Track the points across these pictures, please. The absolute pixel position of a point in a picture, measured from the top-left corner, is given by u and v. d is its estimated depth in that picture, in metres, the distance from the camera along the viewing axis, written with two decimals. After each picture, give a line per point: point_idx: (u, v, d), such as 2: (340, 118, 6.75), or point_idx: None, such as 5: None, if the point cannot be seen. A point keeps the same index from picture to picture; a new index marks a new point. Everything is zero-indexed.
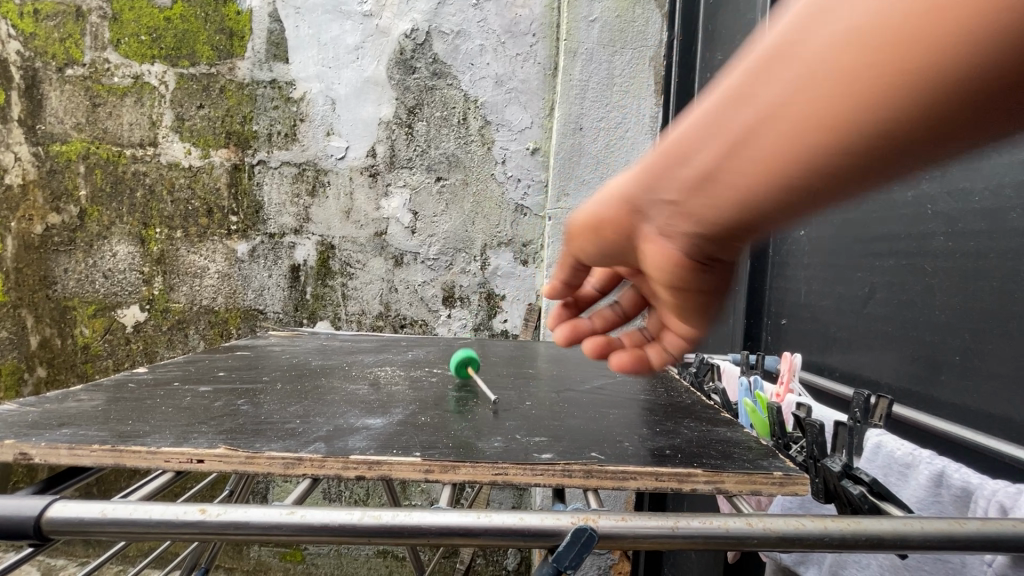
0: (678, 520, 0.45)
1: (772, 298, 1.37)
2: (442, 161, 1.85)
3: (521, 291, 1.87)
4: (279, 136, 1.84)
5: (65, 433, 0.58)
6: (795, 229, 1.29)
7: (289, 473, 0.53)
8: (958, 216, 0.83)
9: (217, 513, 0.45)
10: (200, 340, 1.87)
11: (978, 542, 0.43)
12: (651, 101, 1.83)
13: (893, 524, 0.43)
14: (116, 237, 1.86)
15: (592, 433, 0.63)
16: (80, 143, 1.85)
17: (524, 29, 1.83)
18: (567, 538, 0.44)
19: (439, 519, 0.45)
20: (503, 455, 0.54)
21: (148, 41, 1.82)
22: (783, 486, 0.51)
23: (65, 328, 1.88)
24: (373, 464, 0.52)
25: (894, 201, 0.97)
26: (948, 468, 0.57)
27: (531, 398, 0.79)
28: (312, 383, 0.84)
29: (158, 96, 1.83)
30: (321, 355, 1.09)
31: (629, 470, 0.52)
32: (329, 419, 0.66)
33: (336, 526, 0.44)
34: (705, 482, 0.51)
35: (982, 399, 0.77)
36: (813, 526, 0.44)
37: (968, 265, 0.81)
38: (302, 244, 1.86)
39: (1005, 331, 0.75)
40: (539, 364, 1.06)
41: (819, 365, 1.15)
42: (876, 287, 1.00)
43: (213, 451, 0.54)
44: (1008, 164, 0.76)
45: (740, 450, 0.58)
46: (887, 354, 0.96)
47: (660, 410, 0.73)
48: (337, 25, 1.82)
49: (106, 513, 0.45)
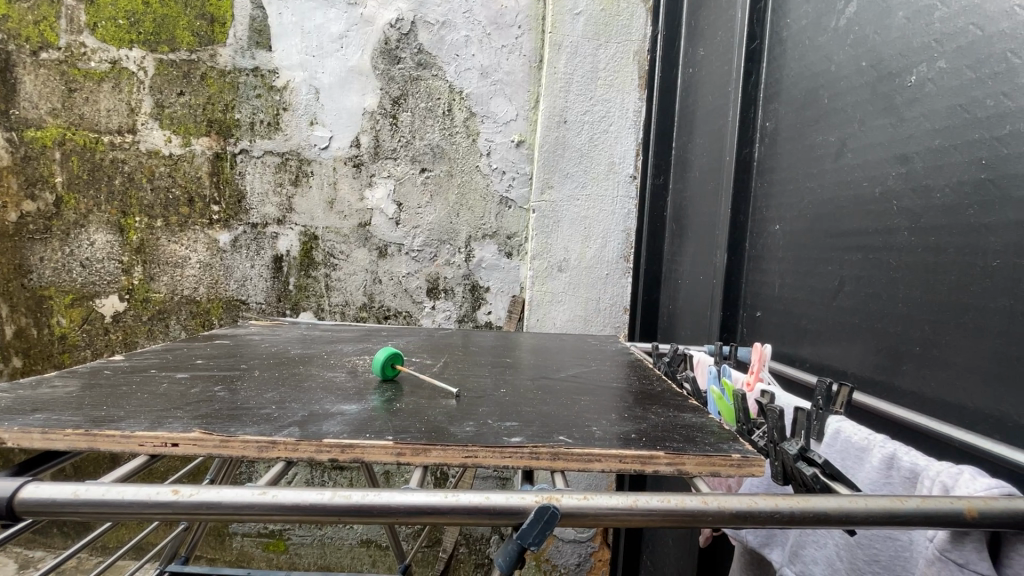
0: (637, 497, 0.48)
1: (748, 290, 1.40)
2: (427, 152, 1.85)
3: (505, 282, 1.88)
4: (261, 124, 1.83)
5: (38, 417, 0.58)
6: (770, 223, 1.32)
7: (262, 457, 0.54)
8: (921, 212, 0.86)
9: (190, 494, 0.46)
10: (181, 330, 1.86)
11: (917, 518, 0.45)
12: (634, 95, 1.85)
13: (839, 502, 0.46)
14: (93, 225, 1.83)
15: (563, 418, 0.65)
16: (55, 129, 1.81)
17: (510, 21, 1.83)
18: (531, 516, 0.46)
19: (409, 498, 0.46)
20: (473, 439, 0.56)
21: (126, 26, 1.79)
22: (740, 467, 0.53)
23: (41, 317, 1.85)
24: (345, 447, 0.54)
25: (862, 197, 1.00)
26: (899, 451, 0.60)
27: (506, 385, 0.80)
28: (291, 371, 0.84)
29: (137, 82, 1.80)
30: (302, 344, 1.10)
31: (594, 452, 0.54)
32: (305, 404, 0.66)
33: (308, 506, 0.46)
34: (667, 464, 0.53)
35: (939, 387, 0.80)
36: (765, 504, 0.46)
37: (928, 260, 0.84)
38: (285, 234, 1.85)
39: (961, 323, 0.78)
40: (517, 353, 1.08)
41: (791, 356, 1.19)
42: (845, 280, 1.03)
43: (188, 435, 0.54)
44: (967, 162, 0.79)
45: (703, 434, 0.60)
46: (854, 345, 0.99)
47: (631, 397, 0.75)
48: (321, 13, 1.80)
49: (79, 494, 0.46)
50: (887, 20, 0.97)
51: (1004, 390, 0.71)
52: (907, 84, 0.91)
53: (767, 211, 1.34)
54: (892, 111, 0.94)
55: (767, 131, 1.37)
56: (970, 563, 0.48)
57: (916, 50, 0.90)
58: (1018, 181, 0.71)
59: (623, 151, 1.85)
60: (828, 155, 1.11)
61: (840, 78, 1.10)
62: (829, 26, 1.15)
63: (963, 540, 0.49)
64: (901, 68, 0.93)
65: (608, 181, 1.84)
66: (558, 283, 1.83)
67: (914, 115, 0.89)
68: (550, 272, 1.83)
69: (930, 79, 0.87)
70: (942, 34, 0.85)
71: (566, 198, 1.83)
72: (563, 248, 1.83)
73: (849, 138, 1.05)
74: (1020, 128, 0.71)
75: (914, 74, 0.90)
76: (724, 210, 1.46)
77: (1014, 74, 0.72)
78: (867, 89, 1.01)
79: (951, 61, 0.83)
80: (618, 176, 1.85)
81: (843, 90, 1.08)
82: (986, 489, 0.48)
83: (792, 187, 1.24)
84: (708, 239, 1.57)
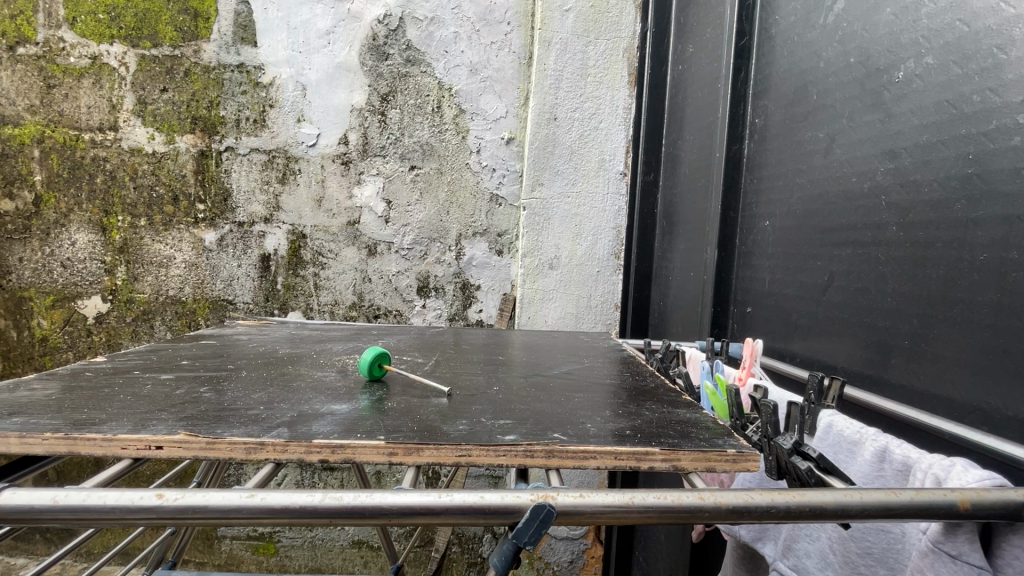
0: (633, 495, 0.47)
1: (738, 286, 1.41)
2: (417, 150, 1.83)
3: (495, 280, 1.87)
4: (247, 121, 1.80)
5: (16, 422, 0.57)
6: (760, 219, 1.33)
7: (251, 458, 0.53)
8: (909, 207, 0.87)
9: (175, 498, 0.44)
10: (167, 331, 1.82)
11: (911, 511, 0.45)
12: (624, 92, 1.84)
13: (834, 495, 0.46)
14: (74, 225, 1.79)
15: (556, 415, 0.64)
16: (34, 126, 1.77)
17: (499, 17, 1.82)
18: (526, 515, 0.45)
19: (402, 499, 0.46)
20: (466, 438, 0.55)
21: (106, 20, 1.75)
22: (735, 463, 0.53)
23: (21, 319, 1.81)
24: (336, 448, 0.53)
25: (852, 192, 1.01)
26: (891, 444, 0.60)
27: (499, 383, 0.80)
28: (279, 371, 0.83)
29: (118, 78, 1.76)
30: (290, 344, 1.08)
31: (589, 449, 0.53)
32: (294, 404, 0.65)
33: (296, 508, 0.45)
34: (662, 460, 0.53)
35: (926, 380, 0.81)
36: (761, 499, 0.46)
37: (917, 254, 0.85)
38: (272, 233, 1.82)
39: (948, 317, 0.79)
40: (509, 351, 1.07)
41: (781, 351, 1.19)
42: (834, 275, 1.03)
43: (172, 438, 0.53)
44: (954, 157, 0.80)
45: (697, 430, 0.60)
46: (844, 340, 1.00)
47: (624, 393, 0.75)
48: (308, 8, 1.78)
49: (58, 500, 0.44)
50: (875, 17, 0.98)
51: (991, 383, 0.71)
52: (895, 80, 0.92)
53: (757, 207, 1.34)
54: (880, 107, 0.94)
55: (756, 128, 1.38)
56: (963, 554, 0.48)
57: (904, 46, 0.90)
58: (1005, 176, 0.72)
59: (613, 148, 1.85)
60: (817, 151, 1.12)
61: (829, 74, 1.10)
62: (817, 22, 1.16)
63: (956, 531, 0.49)
64: (888, 64, 0.94)
65: (598, 179, 1.84)
66: (548, 280, 1.83)
67: (902, 110, 0.90)
68: (541, 269, 1.83)
69: (917, 75, 0.87)
70: (929, 30, 0.85)
71: (556, 196, 1.82)
72: (554, 246, 1.82)
73: (837, 134, 1.06)
74: (1006, 123, 0.72)
75: (902, 70, 0.90)
76: (715, 206, 1.46)
77: (1001, 70, 0.73)
78: (855, 85, 1.02)
79: (938, 57, 0.83)
80: (608, 173, 1.85)
81: (831, 86, 1.09)
82: (978, 480, 0.48)
83: (781, 183, 1.25)
84: (698, 235, 1.57)
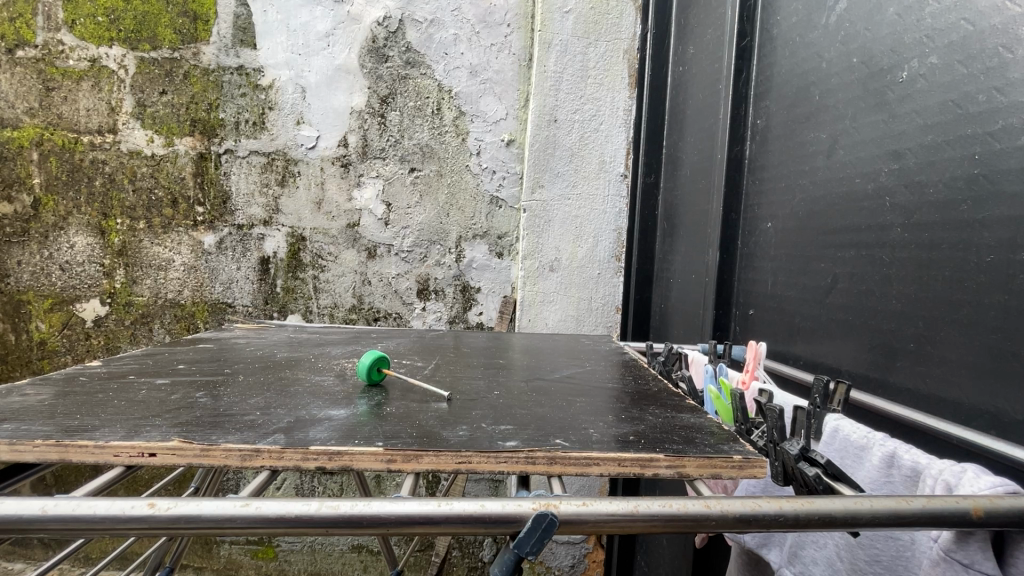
0: (638, 503, 0.46)
1: (740, 288, 1.40)
2: (417, 152, 1.82)
3: (495, 282, 1.86)
4: (246, 124, 1.79)
5: (7, 427, 0.56)
6: (761, 221, 1.32)
7: (246, 466, 0.52)
8: (913, 208, 0.86)
9: (167, 508, 0.43)
10: (165, 334, 1.81)
11: (923, 519, 0.44)
12: (624, 94, 1.84)
13: (843, 503, 0.45)
14: (73, 227, 1.78)
15: (558, 420, 0.63)
16: (32, 129, 1.76)
17: (499, 19, 1.81)
18: (527, 525, 0.44)
19: (400, 508, 0.45)
20: (466, 444, 0.54)
21: (105, 23, 1.74)
22: (741, 469, 0.52)
23: (20, 322, 1.80)
24: (333, 455, 0.52)
25: (855, 193, 1.00)
26: (899, 450, 0.59)
27: (499, 388, 0.78)
28: (277, 375, 0.82)
29: (117, 81, 1.76)
30: (288, 347, 1.07)
31: (592, 456, 0.52)
32: (291, 410, 0.64)
33: (293, 518, 0.44)
34: (667, 467, 0.52)
35: (933, 384, 0.80)
36: (768, 507, 0.45)
37: (922, 256, 0.84)
38: (272, 235, 1.81)
39: (955, 319, 0.78)
40: (510, 354, 1.06)
41: (784, 354, 1.18)
42: (838, 277, 1.02)
43: (166, 445, 0.52)
44: (960, 157, 0.79)
45: (702, 435, 0.59)
46: (849, 343, 0.99)
47: (627, 397, 0.74)
48: (307, 11, 1.77)
49: (48, 510, 0.43)
50: (877, 17, 0.97)
51: (999, 386, 0.70)
52: (898, 80, 0.91)
53: (759, 209, 1.33)
54: (883, 107, 0.94)
55: (757, 129, 1.37)
56: (975, 563, 0.47)
57: (907, 45, 0.89)
58: (1011, 176, 0.71)
59: (614, 150, 1.84)
60: (819, 152, 1.11)
61: (831, 75, 1.09)
62: (819, 23, 1.15)
63: (968, 539, 0.48)
64: (892, 64, 0.93)
65: (599, 181, 1.83)
66: (549, 282, 1.82)
67: (905, 110, 0.89)
68: (541, 271, 1.82)
69: (921, 75, 0.86)
70: (932, 29, 0.85)
71: (556, 198, 1.81)
72: (554, 248, 1.81)
73: (840, 135, 1.05)
74: (1012, 123, 0.71)
75: (905, 70, 0.89)
76: (716, 208, 1.45)
77: (1006, 69, 0.72)
78: (858, 86, 1.01)
79: (943, 56, 0.83)
80: (609, 175, 1.84)
81: (834, 86, 1.08)
82: (991, 487, 0.47)
83: (783, 185, 1.24)
84: (699, 238, 1.56)
